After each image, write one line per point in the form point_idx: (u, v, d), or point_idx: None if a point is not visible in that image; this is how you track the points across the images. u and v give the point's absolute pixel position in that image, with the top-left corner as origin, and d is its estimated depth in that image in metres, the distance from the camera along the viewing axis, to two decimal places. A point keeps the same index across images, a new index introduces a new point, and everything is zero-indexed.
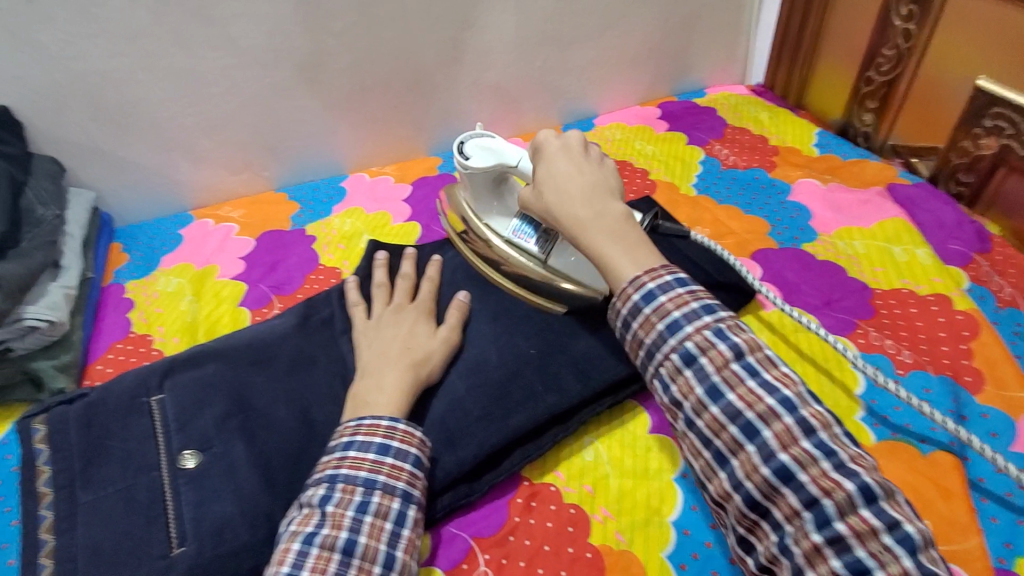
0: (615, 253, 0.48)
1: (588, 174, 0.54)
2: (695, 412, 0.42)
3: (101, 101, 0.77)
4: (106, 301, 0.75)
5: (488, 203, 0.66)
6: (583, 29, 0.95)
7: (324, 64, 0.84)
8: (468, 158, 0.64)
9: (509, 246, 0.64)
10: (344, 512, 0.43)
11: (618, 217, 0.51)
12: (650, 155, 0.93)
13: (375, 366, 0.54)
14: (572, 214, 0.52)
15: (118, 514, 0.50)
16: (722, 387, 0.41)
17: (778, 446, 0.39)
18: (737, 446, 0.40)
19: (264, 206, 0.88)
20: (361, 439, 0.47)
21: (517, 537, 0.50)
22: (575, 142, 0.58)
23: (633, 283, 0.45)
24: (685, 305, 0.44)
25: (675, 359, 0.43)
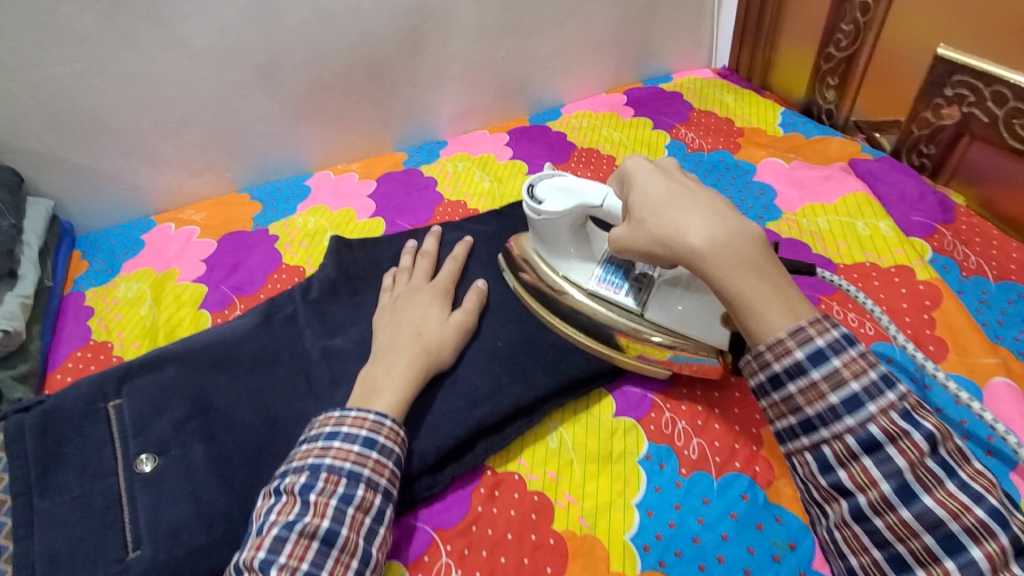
0: (773, 310, 0.39)
1: (702, 192, 0.44)
2: (820, 421, 0.39)
3: (52, 107, 0.75)
4: (66, 310, 0.73)
5: (565, 251, 0.58)
6: (545, 17, 0.94)
7: (283, 62, 0.83)
8: (542, 203, 0.55)
9: (594, 299, 0.56)
10: (327, 502, 0.43)
11: (757, 246, 0.41)
12: (617, 141, 0.93)
13: (385, 352, 0.54)
14: (703, 256, 0.41)
15: (73, 521, 0.49)
16: (859, 397, 0.38)
17: (889, 442, 0.37)
18: (861, 459, 0.38)
19: (227, 208, 0.87)
20: (347, 430, 0.47)
21: (480, 527, 0.49)
22: (669, 164, 0.48)
23: (790, 332, 0.39)
24: (814, 310, 0.40)
25: (804, 366, 0.39)
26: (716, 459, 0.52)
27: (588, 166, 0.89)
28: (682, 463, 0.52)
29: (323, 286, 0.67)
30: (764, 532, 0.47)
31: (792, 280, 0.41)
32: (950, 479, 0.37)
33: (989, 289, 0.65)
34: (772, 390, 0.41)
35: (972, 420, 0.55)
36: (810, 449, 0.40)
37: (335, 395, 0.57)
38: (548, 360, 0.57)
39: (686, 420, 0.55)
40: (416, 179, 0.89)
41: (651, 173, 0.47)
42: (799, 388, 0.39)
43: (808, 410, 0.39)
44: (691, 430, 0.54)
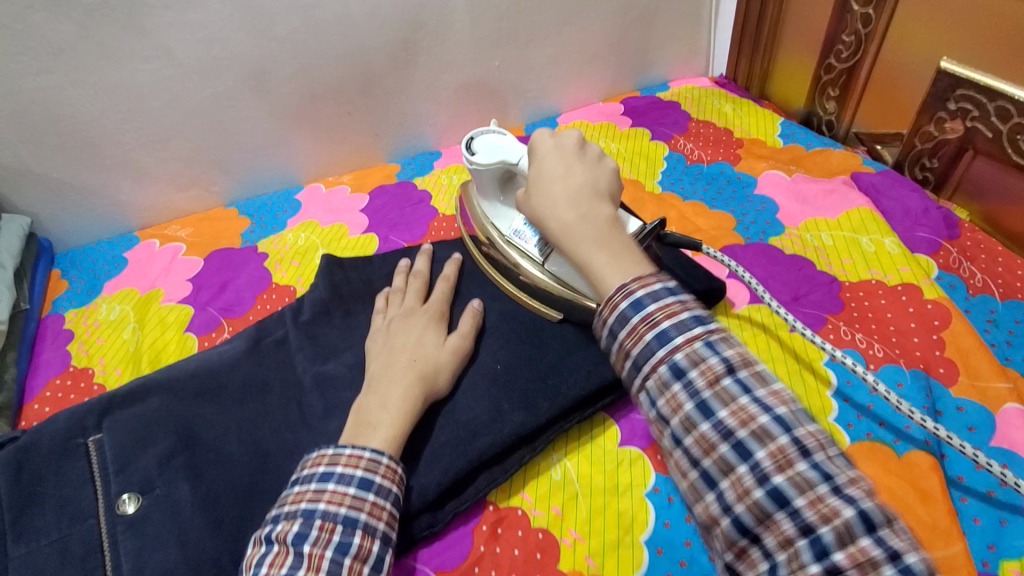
0: (600, 263, 0.44)
1: (578, 171, 0.50)
2: (684, 431, 0.37)
3: (28, 121, 0.72)
4: (44, 334, 0.70)
5: (494, 198, 0.62)
6: (540, 26, 0.92)
7: (271, 72, 0.80)
8: (472, 153, 0.60)
9: (509, 244, 0.60)
10: (322, 553, 0.41)
11: (605, 221, 0.47)
12: (615, 152, 0.91)
13: (380, 381, 0.51)
14: (557, 221, 0.48)
15: (51, 569, 0.46)
16: (713, 404, 0.36)
17: (740, 430, 0.36)
18: (726, 466, 0.36)
19: (214, 223, 0.84)
20: (341, 471, 0.45)
21: (483, 569, 0.47)
22: (570, 140, 0.54)
23: (621, 291, 0.40)
24: (674, 314, 0.38)
25: (662, 373, 0.38)
26: None
27: None
28: None
29: (315, 308, 0.64)
30: None
31: (638, 249, 0.46)
32: (823, 484, 0.33)
33: (997, 308, 0.64)
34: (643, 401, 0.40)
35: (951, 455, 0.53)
36: (683, 461, 0.38)
37: (330, 426, 0.55)
38: (552, 388, 0.55)
39: None
40: (410, 192, 0.86)
41: (546, 148, 0.53)
42: (663, 395, 0.38)
43: (673, 419, 0.38)
44: None
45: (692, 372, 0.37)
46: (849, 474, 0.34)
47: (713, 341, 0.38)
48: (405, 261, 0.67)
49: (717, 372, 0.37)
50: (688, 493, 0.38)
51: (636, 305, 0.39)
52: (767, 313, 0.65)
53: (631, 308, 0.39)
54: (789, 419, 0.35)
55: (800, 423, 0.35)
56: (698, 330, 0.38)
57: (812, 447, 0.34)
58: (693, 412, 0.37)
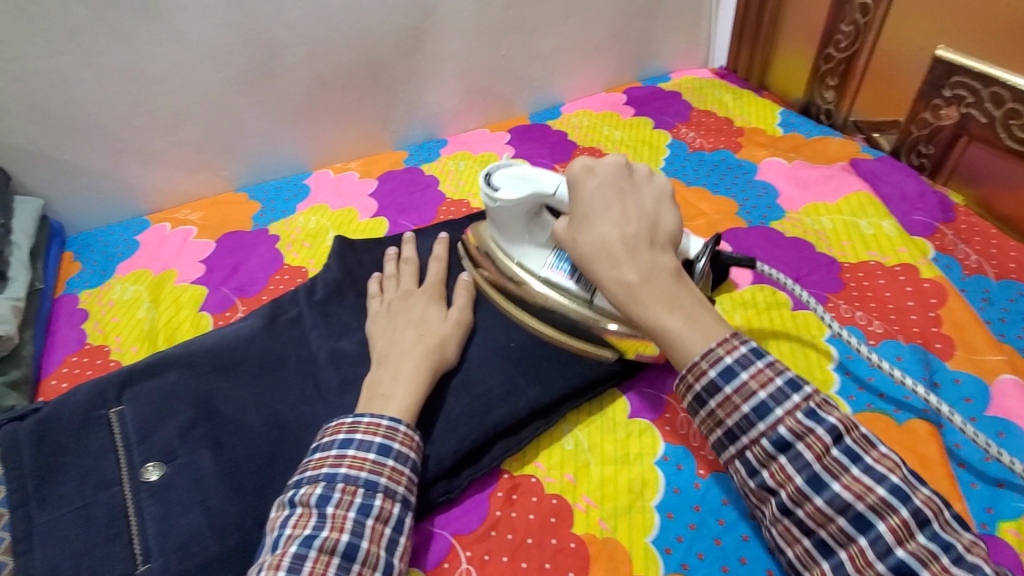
0: (675, 326, 0.44)
1: (634, 213, 0.49)
2: (795, 500, 0.40)
3: (40, 103, 0.73)
4: (58, 314, 0.71)
5: (521, 239, 0.59)
6: (546, 16, 0.94)
7: (281, 57, 0.81)
8: (496, 190, 0.58)
9: (546, 285, 0.57)
10: (345, 514, 0.42)
11: (669, 276, 0.46)
12: (619, 140, 0.93)
13: (388, 356, 0.53)
14: (618, 274, 0.47)
15: (77, 533, 0.47)
16: (825, 476, 0.39)
17: (851, 497, 0.38)
18: (846, 538, 0.38)
19: (223, 207, 0.85)
20: (361, 437, 0.46)
21: (499, 532, 0.48)
22: (619, 175, 0.52)
23: (707, 357, 0.42)
24: (766, 379, 0.41)
25: (766, 445, 0.40)
26: None
27: None
28: (699, 464, 0.52)
29: (329, 287, 0.65)
30: None
31: (707, 306, 0.45)
32: (945, 554, 0.36)
33: (991, 288, 0.66)
34: (743, 470, 0.42)
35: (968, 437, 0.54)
36: (794, 529, 0.40)
37: (346, 399, 0.56)
38: (564, 362, 0.56)
39: None
40: (417, 178, 0.88)
41: (594, 185, 0.51)
42: (767, 466, 0.41)
43: (761, 468, 0.41)
44: None
45: (798, 444, 0.40)
46: (964, 540, 0.37)
47: (813, 410, 0.40)
48: (392, 248, 0.67)
49: (826, 444, 0.39)
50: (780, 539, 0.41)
51: (714, 359, 0.42)
52: (769, 293, 0.67)
53: (709, 362, 0.42)
54: (902, 488, 0.38)
55: (884, 464, 0.39)
56: (797, 400, 0.40)
57: (900, 488, 0.38)
58: (805, 484, 0.39)
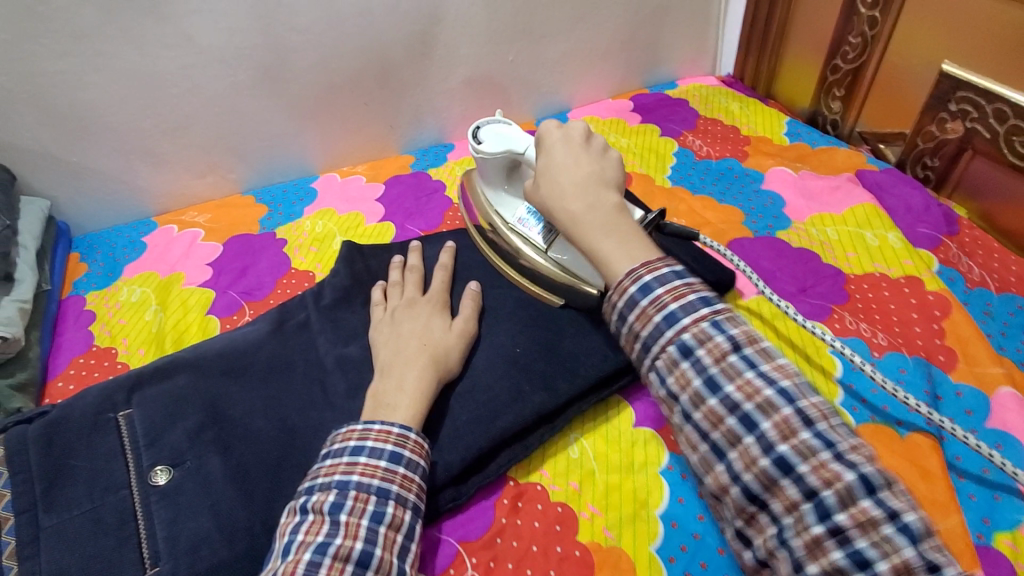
0: (609, 248, 0.46)
1: (585, 159, 0.52)
2: (727, 444, 0.38)
3: (49, 104, 0.73)
4: (65, 315, 0.71)
5: (499, 185, 0.66)
6: (554, 23, 0.94)
7: (290, 61, 0.81)
8: (480, 143, 0.62)
9: (512, 232, 0.64)
10: (358, 521, 0.42)
11: (613, 209, 0.48)
12: (625, 147, 0.93)
13: (393, 366, 0.53)
14: (565, 207, 0.49)
15: (86, 536, 0.47)
16: (756, 416, 0.38)
17: (778, 438, 0.37)
18: (771, 483, 0.37)
19: (230, 210, 0.85)
20: (372, 444, 0.46)
21: (505, 539, 0.49)
22: (577, 132, 0.55)
23: (630, 276, 0.42)
24: (696, 314, 0.40)
25: (695, 383, 0.39)
26: None
27: None
28: None
29: (336, 292, 0.66)
30: None
31: (645, 234, 0.47)
32: (870, 503, 0.35)
33: (993, 301, 0.67)
34: (675, 411, 0.41)
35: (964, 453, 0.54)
36: (722, 473, 0.39)
37: (353, 404, 0.56)
38: (571, 371, 0.57)
39: None
40: (424, 183, 0.88)
41: (552, 137, 0.54)
42: (698, 407, 0.39)
43: (681, 395, 0.40)
44: None
45: (726, 381, 0.39)
46: (893, 489, 0.35)
47: (746, 353, 0.39)
48: (398, 257, 0.67)
49: (755, 386, 0.38)
50: (698, 464, 0.40)
51: (644, 289, 0.41)
52: (774, 303, 0.67)
53: (639, 291, 0.42)
54: (829, 435, 0.37)
55: (804, 396, 0.38)
56: (727, 341, 0.39)
57: (815, 417, 0.37)
58: (736, 424, 0.38)
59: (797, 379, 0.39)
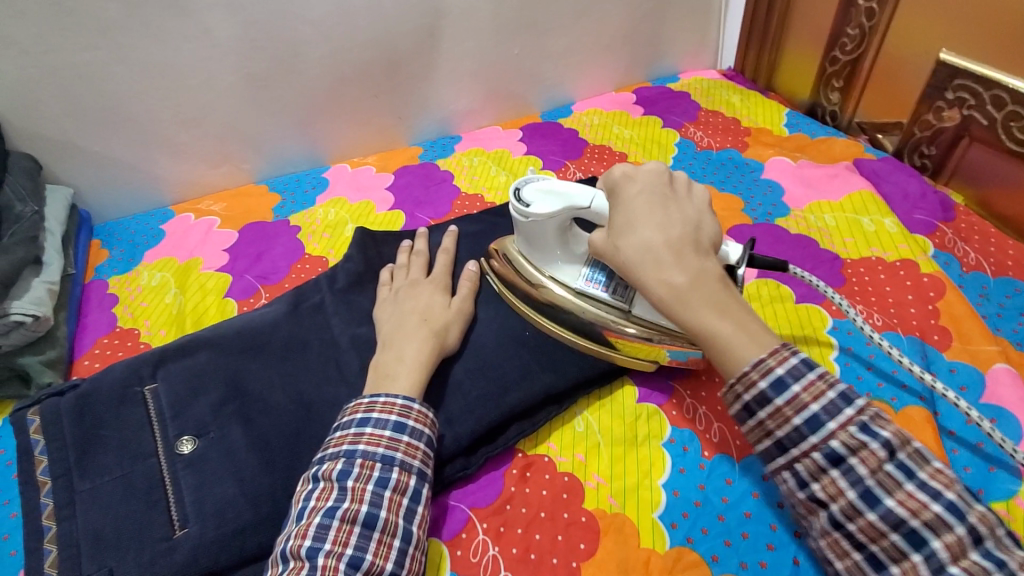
0: (727, 333, 0.42)
1: (675, 215, 0.46)
2: (846, 515, 0.39)
3: (72, 95, 0.75)
4: (89, 298, 0.73)
5: (552, 253, 0.59)
6: (559, 16, 0.96)
7: (302, 54, 0.83)
8: (528, 206, 0.57)
9: (582, 298, 0.57)
10: (364, 487, 0.45)
11: (717, 281, 0.44)
12: (628, 139, 0.95)
13: (394, 339, 0.55)
14: (664, 274, 0.43)
15: (117, 500, 0.50)
16: (924, 533, 0.36)
17: (949, 559, 0.36)
18: (899, 554, 0.37)
19: (245, 199, 0.88)
20: (377, 416, 0.48)
21: (514, 506, 0.51)
22: (656, 178, 0.49)
23: (757, 367, 0.40)
24: (837, 411, 0.39)
25: (817, 459, 0.39)
26: (738, 442, 0.54)
27: (601, 162, 0.91)
28: (704, 446, 0.54)
29: (350, 276, 0.68)
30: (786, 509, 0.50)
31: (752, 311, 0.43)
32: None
33: (987, 284, 0.69)
34: (789, 482, 0.41)
35: (960, 428, 0.57)
36: (843, 543, 0.39)
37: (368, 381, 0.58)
38: (577, 350, 0.59)
39: (707, 407, 0.58)
40: (432, 173, 0.90)
41: (633, 188, 0.49)
42: (817, 479, 0.39)
43: (831, 504, 0.39)
44: (712, 415, 0.57)
45: (883, 492, 0.38)
46: (1022, 559, 0.36)
47: (866, 423, 0.39)
48: (406, 242, 0.70)
49: (880, 458, 0.38)
50: (848, 574, 0.39)
51: (778, 386, 0.40)
52: (773, 287, 0.69)
53: (773, 388, 0.40)
54: (957, 505, 0.36)
55: (972, 509, 0.36)
56: (850, 412, 0.39)
57: (985, 533, 0.36)
58: (858, 498, 0.38)
59: (957, 483, 0.38)
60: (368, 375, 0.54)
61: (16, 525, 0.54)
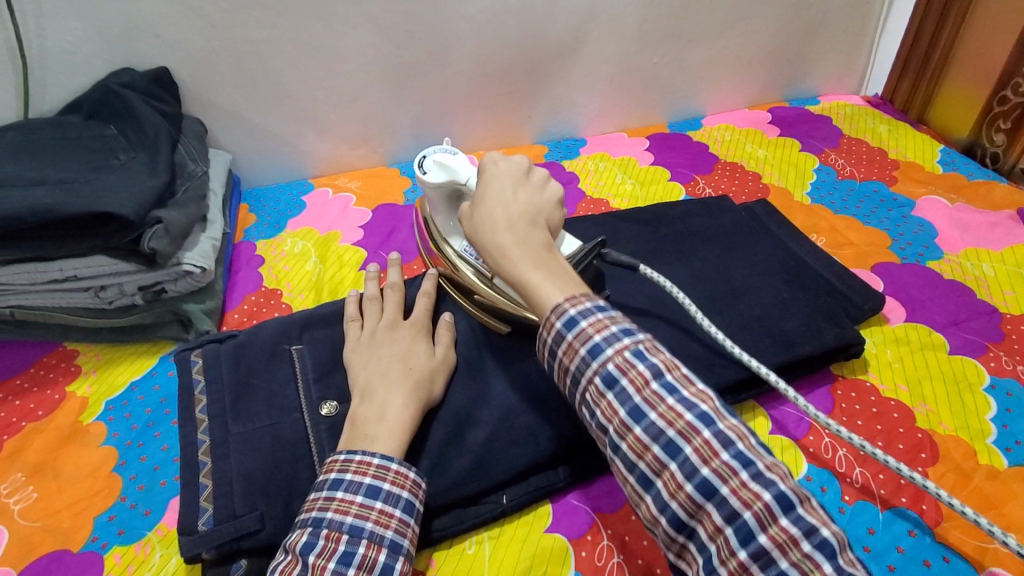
0: (535, 280, 0.46)
1: (517, 192, 0.52)
2: (620, 435, 0.41)
3: (246, 68, 0.81)
4: (238, 257, 0.79)
5: (447, 219, 0.63)
6: (703, 28, 0.95)
7: (451, 47, 0.86)
8: (425, 172, 0.61)
9: (461, 261, 0.62)
10: (325, 564, 0.41)
11: (543, 248, 0.49)
12: (762, 158, 0.92)
13: (374, 391, 0.52)
14: (494, 239, 0.49)
15: (266, 448, 0.53)
16: (678, 441, 0.39)
17: (698, 461, 0.38)
18: (659, 466, 0.39)
19: (378, 179, 0.92)
20: (350, 479, 0.46)
21: (639, 517, 0.52)
22: (518, 167, 0.55)
23: (556, 312, 0.44)
24: (604, 329, 0.43)
25: (597, 382, 0.42)
26: (881, 491, 0.55)
27: (732, 180, 0.89)
28: (845, 490, 0.55)
29: None
30: (932, 570, 0.50)
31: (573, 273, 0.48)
32: (744, 471, 0.37)
33: None
34: (585, 412, 0.44)
35: None
36: (621, 466, 0.41)
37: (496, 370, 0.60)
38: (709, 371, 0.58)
39: (847, 448, 0.58)
40: (558, 173, 0.91)
41: (495, 172, 0.54)
42: (599, 404, 0.42)
43: (609, 426, 0.41)
44: (853, 459, 0.57)
45: (650, 411, 0.40)
46: (766, 459, 0.38)
47: (640, 350, 0.42)
48: (375, 269, 0.67)
49: (646, 378, 0.41)
50: (629, 498, 0.41)
51: (569, 322, 0.43)
52: (924, 333, 0.66)
53: (564, 325, 0.44)
54: (708, 414, 0.40)
55: (720, 418, 0.40)
56: (627, 341, 0.42)
57: (733, 437, 0.39)
58: (627, 417, 0.40)
59: (716, 403, 0.41)
60: (343, 432, 0.50)
61: (168, 458, 0.58)
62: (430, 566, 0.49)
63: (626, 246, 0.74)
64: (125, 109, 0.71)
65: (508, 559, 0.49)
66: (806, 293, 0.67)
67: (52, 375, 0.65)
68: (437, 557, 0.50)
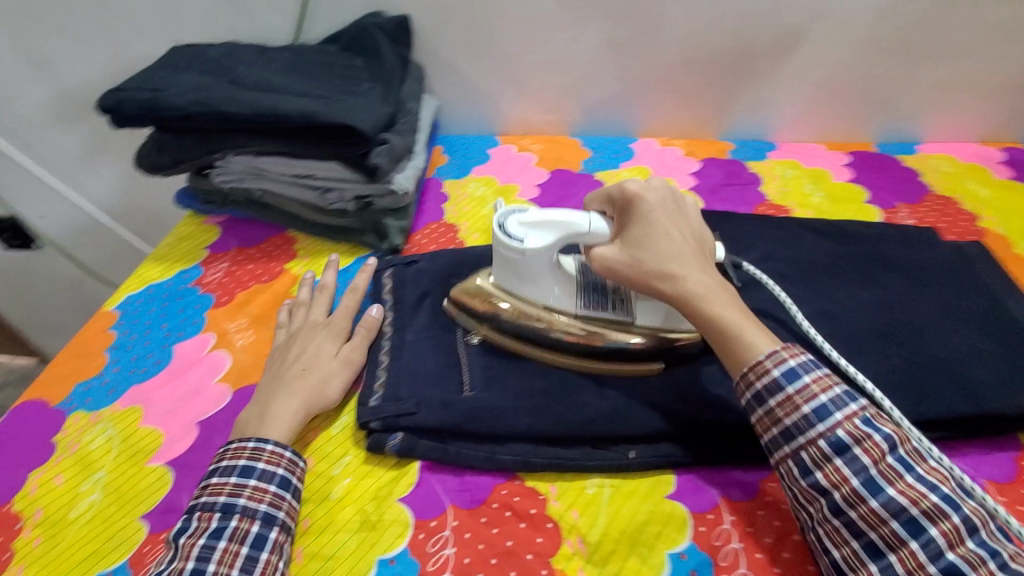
0: (742, 325, 0.51)
1: (686, 230, 0.56)
2: (849, 500, 0.44)
3: (472, 26, 0.90)
4: (428, 191, 0.89)
5: (549, 287, 0.60)
6: (946, 45, 0.86)
7: (663, 31, 0.88)
8: (523, 240, 0.58)
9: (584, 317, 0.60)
10: (194, 542, 0.46)
11: (728, 292, 0.54)
12: (984, 199, 0.82)
13: (265, 393, 0.56)
14: (694, 281, 0.53)
15: (426, 352, 0.62)
16: (922, 521, 0.42)
17: (946, 545, 0.41)
18: (898, 540, 0.42)
19: (560, 146, 0.97)
20: (225, 464, 0.51)
21: (767, 515, 0.51)
22: (659, 194, 0.56)
23: (773, 358, 0.49)
24: (829, 389, 0.47)
25: (823, 445, 0.45)
26: None
27: (941, 215, 0.80)
28: None
29: None
30: None
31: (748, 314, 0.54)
32: (992, 560, 0.41)
33: None
34: (795, 469, 0.47)
35: None
36: (846, 531, 0.44)
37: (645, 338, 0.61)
38: (871, 397, 0.55)
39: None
40: (740, 172, 0.89)
41: (652, 206, 0.55)
42: (822, 466, 0.45)
43: (834, 490, 0.45)
44: None
45: (886, 483, 0.44)
46: (1007, 548, 0.42)
47: (869, 419, 0.46)
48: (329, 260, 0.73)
49: (883, 450, 0.45)
50: (846, 561, 0.44)
51: (791, 374, 0.48)
52: None
53: (785, 376, 0.48)
54: (953, 498, 0.43)
55: (963, 501, 0.43)
56: (854, 408, 0.46)
57: (976, 524, 0.42)
58: (861, 485, 0.44)
59: (950, 484, 0.44)
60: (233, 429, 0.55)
61: None
62: (552, 491, 0.53)
63: (802, 254, 0.71)
64: (374, 47, 0.83)
65: (626, 508, 0.52)
66: (1009, 347, 0.60)
67: (275, 253, 0.80)
68: (558, 485, 0.54)
